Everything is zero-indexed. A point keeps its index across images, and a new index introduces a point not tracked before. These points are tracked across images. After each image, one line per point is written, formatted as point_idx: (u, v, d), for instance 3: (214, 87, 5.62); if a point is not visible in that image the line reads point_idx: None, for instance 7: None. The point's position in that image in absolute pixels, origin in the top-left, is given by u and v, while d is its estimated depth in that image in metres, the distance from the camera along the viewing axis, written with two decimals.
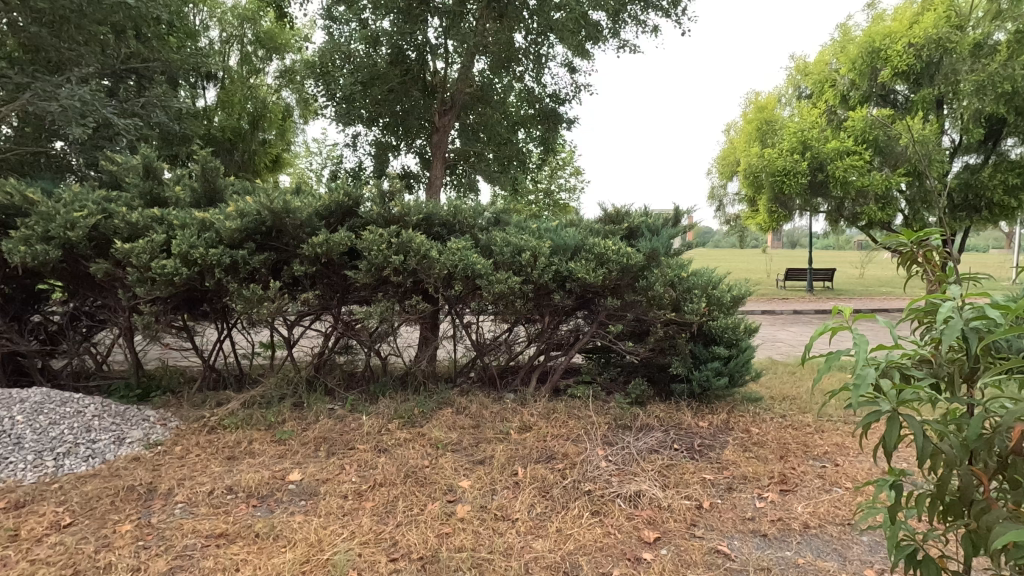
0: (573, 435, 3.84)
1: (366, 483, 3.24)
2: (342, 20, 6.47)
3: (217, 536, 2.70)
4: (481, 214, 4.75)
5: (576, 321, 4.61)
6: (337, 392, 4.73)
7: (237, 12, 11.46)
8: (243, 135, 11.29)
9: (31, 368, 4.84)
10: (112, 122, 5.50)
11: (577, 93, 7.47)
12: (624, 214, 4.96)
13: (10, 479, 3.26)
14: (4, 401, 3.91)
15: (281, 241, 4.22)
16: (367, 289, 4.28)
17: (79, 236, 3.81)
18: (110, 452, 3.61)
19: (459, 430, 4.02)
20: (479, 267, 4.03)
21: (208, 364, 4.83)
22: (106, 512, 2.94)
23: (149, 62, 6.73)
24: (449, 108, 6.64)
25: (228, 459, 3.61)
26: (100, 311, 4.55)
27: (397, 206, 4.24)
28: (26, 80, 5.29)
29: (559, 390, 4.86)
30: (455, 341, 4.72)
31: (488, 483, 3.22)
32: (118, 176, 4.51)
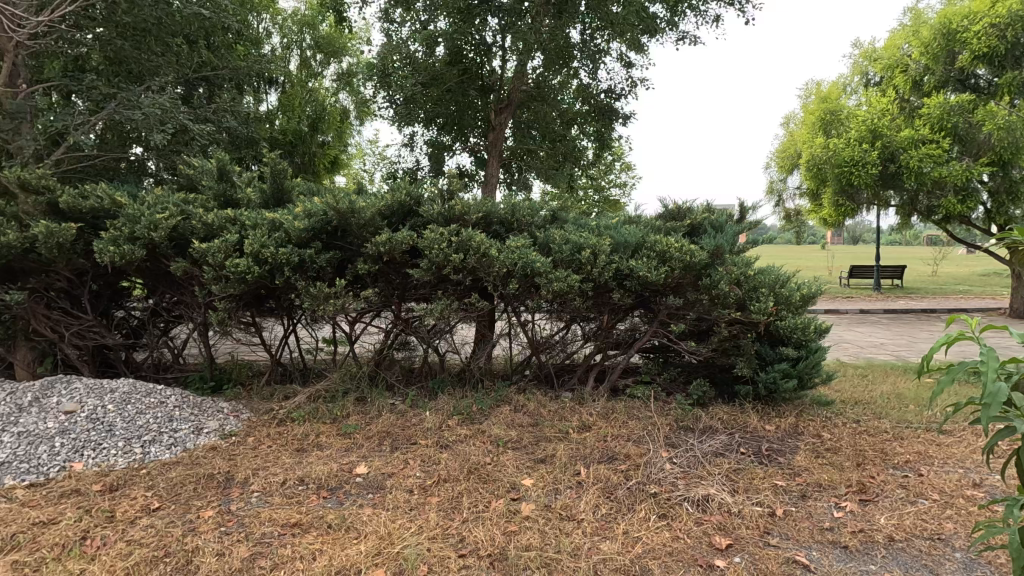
0: (635, 435, 3.79)
1: (430, 478, 3.30)
2: (400, 22, 6.60)
3: (292, 525, 2.80)
4: (540, 211, 4.75)
5: (633, 320, 4.57)
6: (397, 387, 4.86)
7: (297, 19, 11.90)
8: (304, 137, 11.54)
9: (117, 360, 5.18)
10: (187, 128, 5.80)
11: (632, 87, 7.33)
12: (686, 210, 4.86)
13: (103, 464, 3.49)
14: (96, 390, 4.19)
15: (345, 240, 4.36)
16: (426, 286, 4.35)
17: (161, 236, 4.04)
18: (190, 441, 3.83)
19: (518, 428, 4.04)
20: (538, 265, 4.00)
21: (275, 359, 5.04)
22: (190, 498, 3.10)
23: (219, 70, 6.98)
24: (504, 107, 6.72)
25: (298, 450, 3.75)
26: (178, 307, 4.81)
27: (457, 205, 4.29)
28: (111, 90, 5.64)
29: (617, 389, 4.82)
30: (512, 339, 4.73)
31: (552, 482, 3.21)
32: (195, 180, 4.75)
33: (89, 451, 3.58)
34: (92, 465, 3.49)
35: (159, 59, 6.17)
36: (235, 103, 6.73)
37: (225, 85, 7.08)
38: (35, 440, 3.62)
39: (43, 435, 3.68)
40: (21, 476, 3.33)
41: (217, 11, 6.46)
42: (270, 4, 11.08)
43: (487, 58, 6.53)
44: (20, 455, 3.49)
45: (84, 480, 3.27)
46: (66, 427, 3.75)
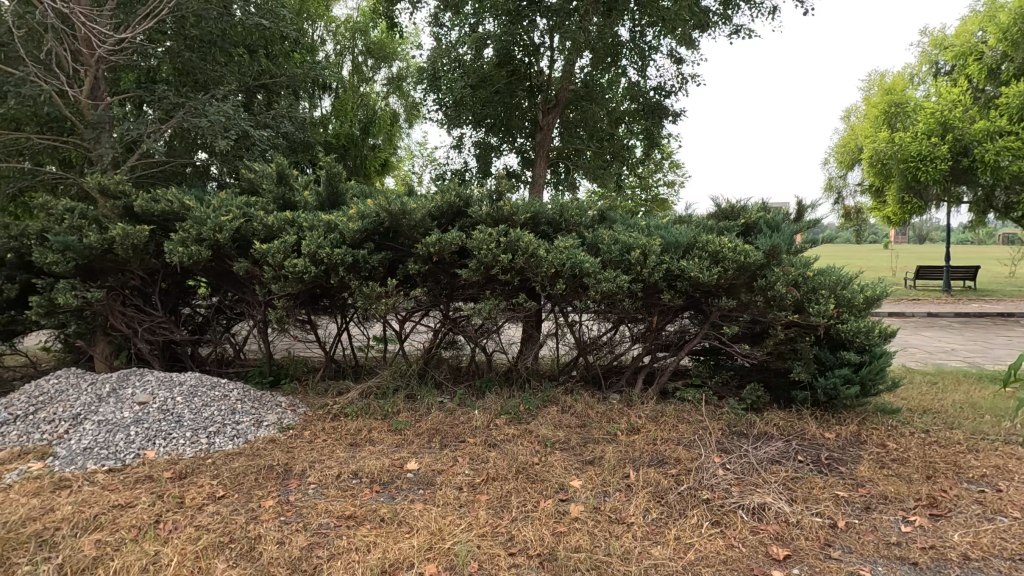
0: (685, 439, 3.72)
1: (479, 476, 3.34)
2: (449, 26, 6.70)
3: (347, 518, 2.90)
4: (588, 211, 4.73)
5: (682, 322, 4.48)
6: (446, 385, 4.94)
7: (349, 25, 12.22)
8: (355, 140, 11.86)
9: (184, 355, 5.48)
10: (249, 134, 6.07)
11: (683, 83, 7.18)
12: (739, 209, 4.73)
13: (173, 452, 3.71)
14: (166, 382, 4.45)
15: (397, 241, 4.45)
16: (474, 287, 4.39)
17: (225, 238, 4.25)
18: (251, 433, 4.02)
19: (566, 429, 4.03)
20: (587, 265, 3.96)
21: (329, 355, 5.22)
22: (251, 488, 3.25)
23: (277, 77, 7.24)
24: (552, 107, 6.75)
25: (351, 445, 3.87)
26: (239, 305, 5.05)
27: (506, 205, 4.31)
28: (180, 100, 5.97)
29: (666, 392, 4.75)
30: (559, 339, 4.73)
31: (600, 484, 3.19)
32: (256, 183, 4.97)
33: (160, 440, 3.81)
34: (164, 453, 3.71)
35: (223, 69, 6.53)
36: (293, 109, 6.98)
37: (283, 91, 7.25)
38: (113, 428, 3.87)
39: (120, 423, 3.93)
40: (101, 461, 3.57)
41: (276, 21, 6.73)
42: (324, 12, 11.46)
43: (535, 58, 6.56)
44: (100, 442, 3.74)
45: (157, 467, 3.48)
46: (140, 417, 4.00)
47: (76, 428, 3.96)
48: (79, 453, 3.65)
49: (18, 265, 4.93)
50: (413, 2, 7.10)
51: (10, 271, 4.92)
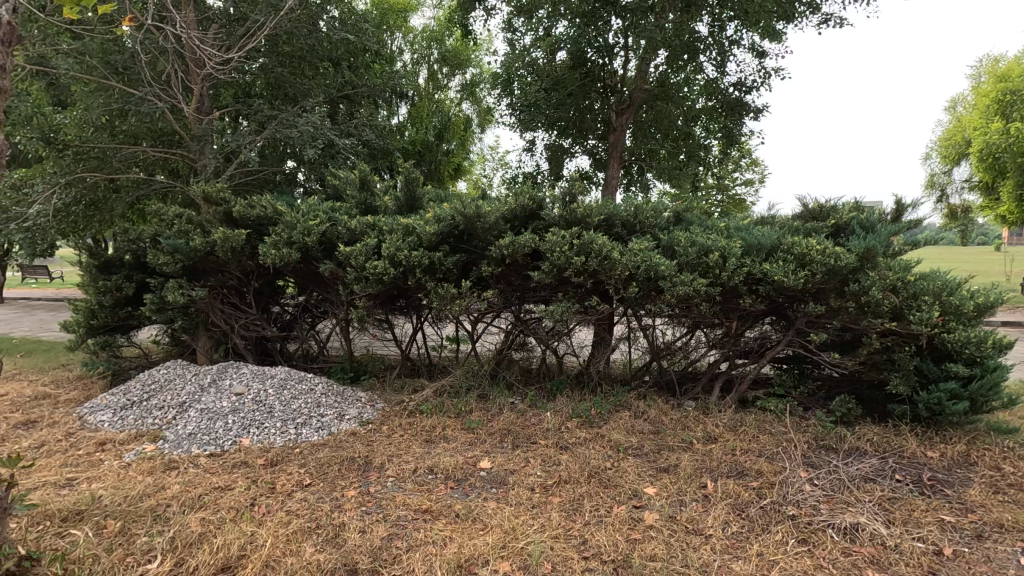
0: (767, 451, 3.55)
1: (551, 478, 3.35)
2: (522, 31, 6.78)
3: (424, 511, 2.99)
4: (663, 212, 4.63)
5: (763, 328, 4.29)
6: (517, 386, 4.99)
7: (426, 34, 12.61)
8: (430, 146, 12.22)
9: (274, 350, 5.86)
10: (334, 143, 6.42)
11: (766, 78, 6.85)
12: (829, 209, 4.47)
13: (265, 440, 3.99)
14: (259, 375, 4.79)
15: (471, 244, 4.55)
16: (546, 289, 4.42)
17: (313, 241, 4.52)
18: (334, 426, 4.24)
19: (639, 435, 3.95)
20: (663, 268, 3.85)
21: (405, 354, 5.43)
22: (335, 477, 3.43)
23: (359, 88, 7.59)
24: (626, 108, 6.62)
25: (427, 441, 3.99)
26: (324, 304, 5.35)
27: (579, 208, 4.29)
28: (273, 112, 6.40)
29: (745, 401, 4.55)
30: (631, 344, 4.68)
31: (676, 493, 3.10)
32: (341, 189, 5.25)
33: (254, 429, 4.10)
34: (257, 441, 3.99)
35: (310, 83, 6.89)
36: (373, 118, 7.31)
37: (364, 101, 7.59)
38: (214, 417, 4.21)
39: (220, 412, 4.27)
40: (204, 446, 3.89)
41: (359, 35, 7.08)
42: (402, 23, 11.89)
43: (609, 59, 6.48)
44: (203, 428, 4.08)
45: (251, 453, 3.76)
46: (236, 407, 4.33)
47: (182, 415, 4.34)
48: (185, 437, 4.00)
49: (135, 266, 5.47)
50: (487, 10, 7.22)
51: (129, 271, 5.48)
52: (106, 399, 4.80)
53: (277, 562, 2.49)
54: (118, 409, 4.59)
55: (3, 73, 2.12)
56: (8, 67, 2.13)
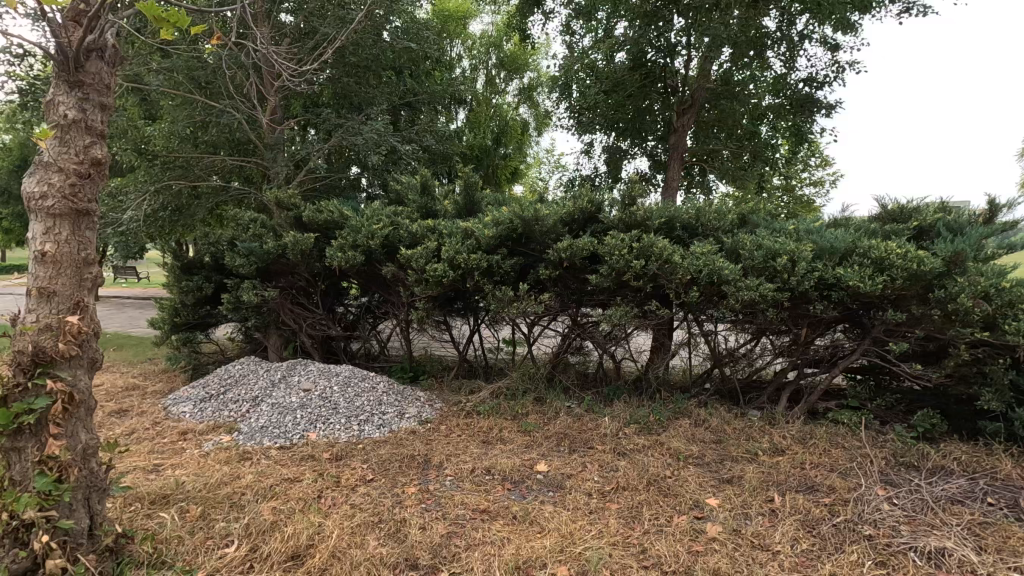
0: (840, 466, 3.37)
1: (609, 484, 3.31)
2: (581, 33, 6.76)
3: (482, 511, 3.03)
4: (727, 214, 4.48)
5: (835, 336, 4.08)
6: (573, 391, 4.96)
7: (485, 40, 12.77)
8: (488, 150, 12.36)
9: (339, 349, 6.10)
10: (397, 149, 6.62)
11: (839, 72, 6.51)
12: (911, 210, 4.19)
13: (330, 435, 4.15)
14: (325, 372, 5.01)
15: (529, 247, 4.57)
16: (604, 293, 4.37)
17: (376, 244, 4.67)
18: (395, 424, 4.36)
19: (700, 444, 3.84)
20: (727, 271, 3.71)
21: (462, 355, 5.52)
22: (396, 474, 3.53)
23: (420, 95, 7.78)
24: (687, 107, 6.51)
25: (484, 442, 4.04)
26: (385, 305, 5.53)
27: (639, 210, 4.22)
28: (340, 120, 6.67)
29: (815, 413, 4.34)
30: (692, 350, 4.56)
31: (740, 506, 2.99)
32: (403, 194, 5.40)
33: (320, 424, 4.29)
34: (323, 435, 4.17)
35: (374, 91, 7.12)
36: (434, 124, 7.48)
37: (424, 108, 7.78)
38: (283, 411, 4.43)
39: (289, 407, 4.49)
40: (274, 438, 4.10)
41: (421, 43, 7.27)
42: (462, 30, 12.10)
43: (670, 58, 6.35)
44: (273, 422, 4.30)
45: (318, 447, 3.93)
46: (304, 402, 4.53)
47: (255, 409, 4.59)
48: (258, 430, 4.22)
49: (214, 268, 5.84)
50: (545, 14, 7.25)
51: (208, 272, 5.86)
52: (188, 392, 5.15)
53: (343, 553, 2.57)
54: (198, 402, 4.91)
55: (109, 90, 2.32)
56: (112, 85, 2.33)
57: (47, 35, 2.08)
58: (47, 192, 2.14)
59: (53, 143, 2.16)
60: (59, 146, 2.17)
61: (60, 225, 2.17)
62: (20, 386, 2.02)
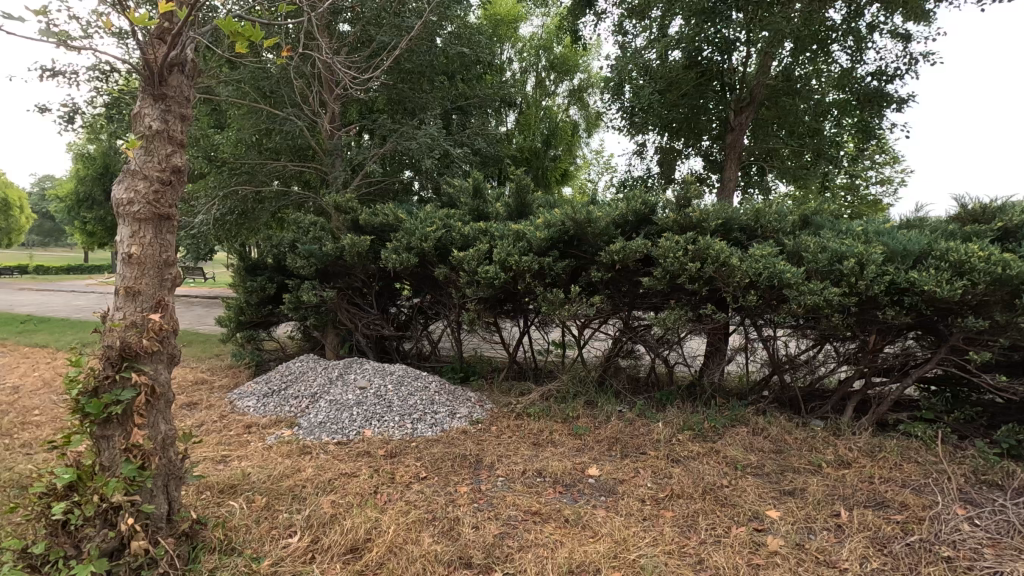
0: (913, 482, 3.18)
1: (663, 491, 3.24)
2: (634, 33, 6.68)
3: (533, 513, 3.03)
4: (788, 215, 4.30)
5: (906, 343, 3.85)
6: (624, 395, 4.89)
7: (535, 43, 12.80)
8: (537, 152, 12.37)
9: (391, 349, 6.25)
10: (449, 153, 6.73)
11: (911, 64, 6.15)
12: (995, 210, 3.91)
13: (385, 433, 4.26)
14: (380, 371, 5.15)
15: (580, 249, 4.54)
16: (658, 296, 4.30)
17: (429, 246, 4.77)
18: (447, 423, 4.43)
19: (759, 453, 3.71)
20: (788, 275, 3.57)
21: (512, 357, 5.55)
22: (448, 473, 3.59)
23: (471, 99, 7.89)
24: (745, 105, 6.32)
25: (535, 444, 4.05)
26: (437, 306, 5.62)
27: (694, 212, 4.13)
28: (395, 126, 6.84)
29: (884, 424, 4.12)
30: (749, 355, 4.41)
31: (803, 519, 2.87)
32: (455, 197, 5.48)
33: (375, 421, 4.40)
34: (377, 433, 4.28)
35: (428, 96, 7.25)
36: (485, 127, 7.56)
37: (476, 111, 7.88)
38: (340, 408, 4.59)
39: (346, 404, 4.64)
40: (332, 434, 4.24)
41: (473, 48, 7.36)
42: (512, 33, 12.17)
43: (727, 56, 6.18)
44: (331, 418, 4.45)
45: (373, 444, 4.04)
46: (360, 400, 4.67)
47: (314, 405, 4.77)
48: (317, 425, 4.39)
49: (276, 269, 6.11)
50: (597, 14, 7.20)
51: (271, 273, 6.13)
52: (251, 387, 5.41)
53: (399, 548, 2.63)
54: (261, 397, 5.15)
55: (189, 102, 2.47)
56: (192, 98, 2.48)
57: (136, 53, 2.24)
58: (133, 198, 2.30)
59: (139, 153, 2.32)
60: (144, 156, 2.33)
61: (145, 229, 2.32)
62: (109, 378, 2.17)
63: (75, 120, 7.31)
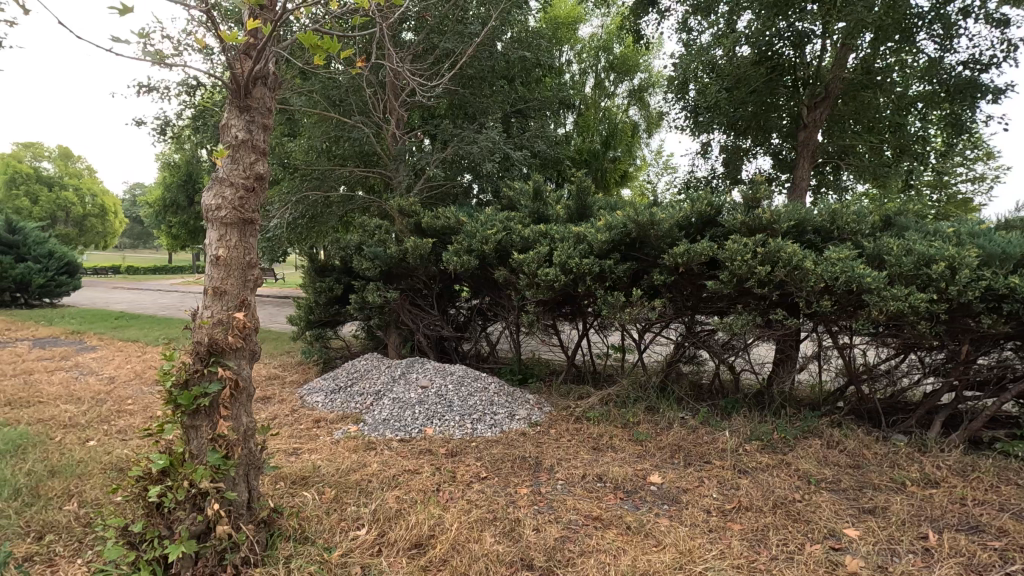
0: (1012, 507, 2.92)
1: (730, 502, 3.13)
2: (699, 29, 6.49)
3: (594, 519, 3.00)
4: (868, 216, 4.06)
5: (1003, 355, 3.57)
6: (687, 401, 4.76)
7: (595, 44, 12.70)
8: (597, 154, 12.25)
9: (451, 349, 6.36)
10: (510, 156, 6.80)
11: (1010, 51, 5.65)
12: None
13: (446, 432, 4.34)
14: (441, 371, 5.25)
15: (642, 251, 4.47)
16: (725, 301, 4.16)
17: (490, 249, 4.82)
18: (506, 424, 4.47)
19: (834, 467, 3.52)
20: (869, 279, 3.37)
21: (570, 360, 5.52)
22: (508, 474, 3.61)
23: (531, 102, 7.94)
24: (820, 100, 6.01)
25: (594, 449, 4.01)
26: (496, 308, 5.67)
27: (765, 213, 3.96)
28: (456, 130, 6.98)
29: (977, 442, 3.82)
30: (823, 364, 4.19)
31: (885, 540, 2.69)
32: (515, 200, 5.52)
33: (436, 420, 4.50)
34: (439, 431, 4.36)
35: (488, 100, 7.34)
36: (544, 129, 7.59)
37: (535, 114, 7.93)
38: (403, 406, 4.71)
39: (408, 402, 4.77)
40: (395, 431, 4.37)
41: (534, 50, 7.40)
42: (572, 35, 12.12)
43: (800, 49, 5.90)
44: (395, 415, 4.58)
45: (435, 443, 4.12)
46: (422, 398, 4.79)
47: (378, 402, 4.93)
48: (381, 422, 4.53)
49: (343, 270, 6.36)
50: (661, 12, 7.05)
51: (339, 274, 6.39)
52: (320, 383, 5.65)
53: (463, 546, 2.68)
54: (329, 393, 5.37)
55: (270, 113, 2.62)
56: (272, 108, 2.62)
57: (225, 68, 2.40)
58: (221, 204, 2.45)
59: (227, 162, 2.49)
60: (231, 164, 2.49)
61: (231, 233, 2.48)
62: (198, 371, 2.32)
63: (165, 132, 7.90)
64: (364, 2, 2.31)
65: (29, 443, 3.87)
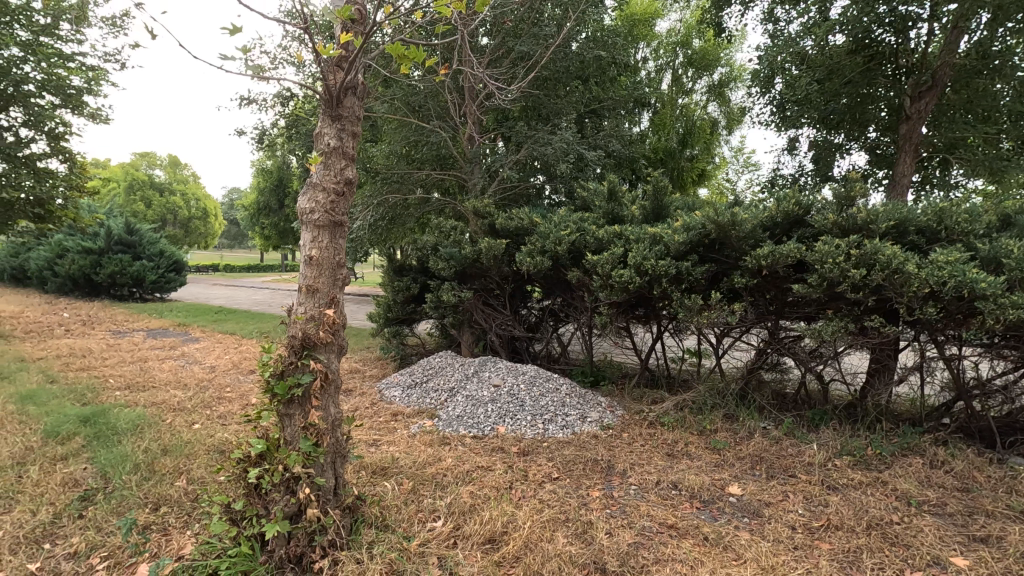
0: None
1: (817, 520, 2.95)
2: (788, 18, 6.15)
3: (669, 527, 2.93)
4: (983, 215, 3.69)
5: None
6: (769, 411, 4.53)
7: (672, 39, 12.36)
8: (673, 152, 11.91)
9: (522, 349, 6.40)
10: (584, 156, 6.77)
11: None
12: None
13: (518, 431, 4.39)
14: (513, 370, 5.31)
15: (722, 253, 4.30)
16: (813, 305, 3.92)
17: (563, 250, 4.81)
18: (577, 426, 4.46)
19: (939, 489, 3.23)
20: (984, 284, 3.06)
21: (644, 363, 5.41)
22: (580, 476, 3.60)
23: (605, 101, 7.86)
24: (926, 90, 5.52)
25: (669, 455, 3.91)
26: (568, 309, 5.65)
27: (860, 212, 3.70)
28: (530, 132, 7.03)
29: None
30: (925, 376, 3.86)
31: (1000, 572, 2.44)
32: (589, 200, 5.49)
33: (508, 419, 4.56)
34: (511, 430, 4.42)
35: (563, 101, 7.33)
36: (619, 129, 7.49)
37: (609, 114, 7.85)
38: (476, 403, 4.82)
39: (481, 400, 4.87)
40: (469, 427, 4.47)
41: (609, 49, 7.32)
42: (649, 31, 11.86)
43: (902, 35, 5.46)
44: (468, 412, 4.69)
45: (506, 441, 4.18)
46: (494, 397, 4.87)
47: (452, 398, 5.06)
48: (455, 418, 4.65)
49: (419, 270, 6.58)
50: (745, 2, 6.75)
51: (416, 274, 6.62)
52: (397, 378, 5.88)
53: (536, 544, 2.70)
54: (405, 388, 5.58)
55: (359, 121, 2.76)
56: (360, 115, 2.75)
57: (319, 79, 2.55)
58: (314, 208, 2.62)
59: (320, 168, 2.65)
60: (323, 170, 2.65)
61: (322, 234, 2.63)
62: (292, 363, 2.49)
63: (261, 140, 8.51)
64: (447, 11, 2.37)
65: (146, 423, 4.30)
